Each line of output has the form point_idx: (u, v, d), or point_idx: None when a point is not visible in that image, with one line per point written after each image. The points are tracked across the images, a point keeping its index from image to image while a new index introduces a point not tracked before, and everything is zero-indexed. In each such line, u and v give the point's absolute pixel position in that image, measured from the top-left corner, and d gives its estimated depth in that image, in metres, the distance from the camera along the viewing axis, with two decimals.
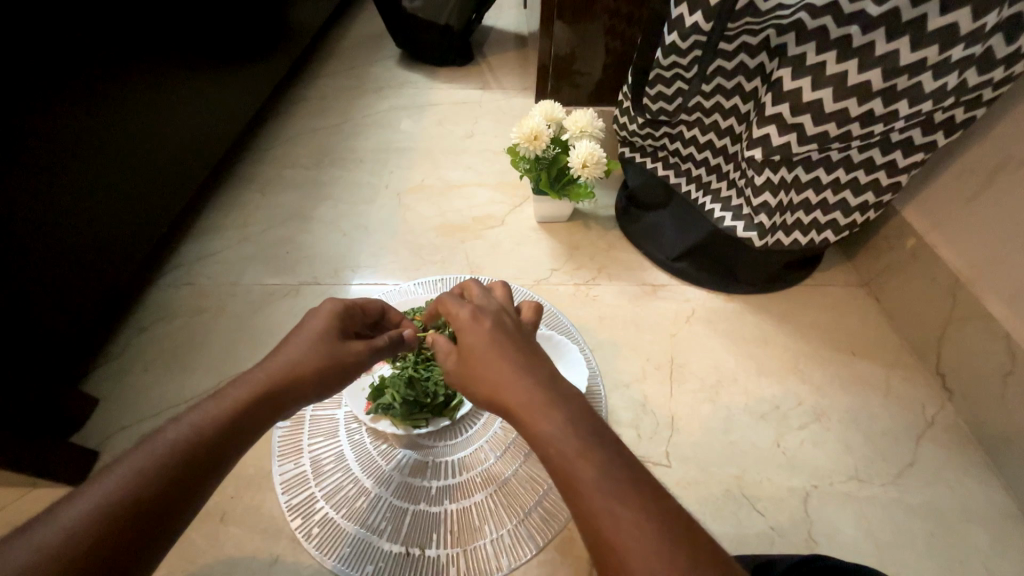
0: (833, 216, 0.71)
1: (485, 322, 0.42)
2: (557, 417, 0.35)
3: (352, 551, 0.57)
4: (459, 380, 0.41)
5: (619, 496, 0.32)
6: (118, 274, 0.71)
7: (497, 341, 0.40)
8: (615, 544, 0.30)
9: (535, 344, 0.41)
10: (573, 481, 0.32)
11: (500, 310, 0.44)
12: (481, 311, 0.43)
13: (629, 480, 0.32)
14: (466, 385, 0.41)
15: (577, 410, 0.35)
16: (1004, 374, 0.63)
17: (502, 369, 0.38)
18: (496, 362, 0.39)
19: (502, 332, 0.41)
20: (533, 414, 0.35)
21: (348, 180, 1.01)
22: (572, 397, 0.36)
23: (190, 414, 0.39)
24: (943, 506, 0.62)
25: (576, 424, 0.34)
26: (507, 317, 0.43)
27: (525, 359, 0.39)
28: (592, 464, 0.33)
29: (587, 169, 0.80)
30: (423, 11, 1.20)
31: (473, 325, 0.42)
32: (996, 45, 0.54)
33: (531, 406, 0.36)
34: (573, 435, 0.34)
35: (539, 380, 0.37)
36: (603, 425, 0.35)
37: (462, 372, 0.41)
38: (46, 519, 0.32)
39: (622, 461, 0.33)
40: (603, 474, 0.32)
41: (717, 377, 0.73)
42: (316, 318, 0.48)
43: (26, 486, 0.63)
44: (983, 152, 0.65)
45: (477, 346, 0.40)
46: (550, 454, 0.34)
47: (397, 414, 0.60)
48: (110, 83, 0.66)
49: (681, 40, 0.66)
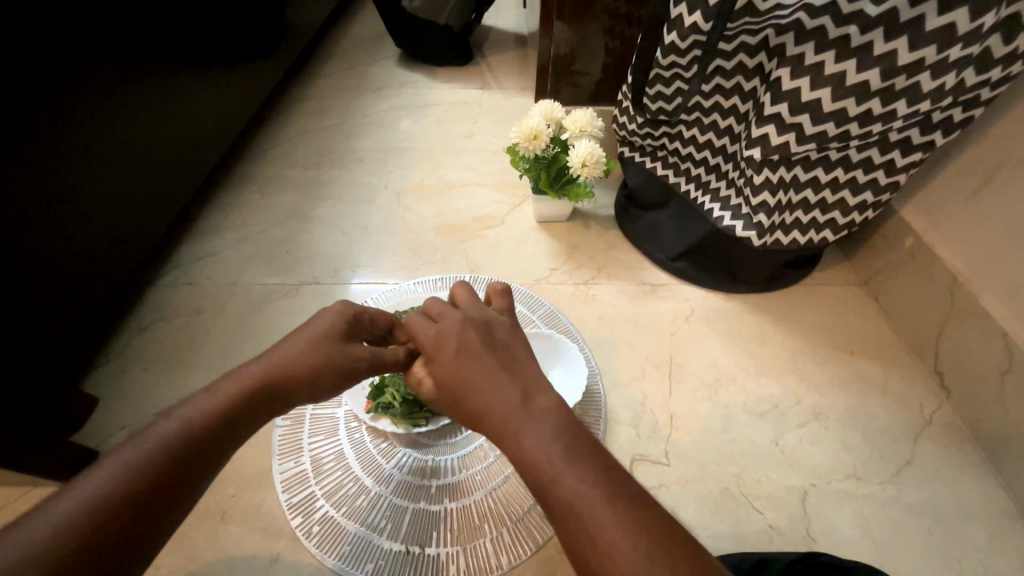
0: (832, 216, 0.71)
1: (449, 342, 0.41)
2: (531, 433, 0.35)
3: (353, 550, 0.57)
4: (442, 399, 0.42)
5: (599, 509, 0.32)
6: (119, 275, 0.71)
7: (466, 360, 0.40)
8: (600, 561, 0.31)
9: (505, 352, 0.41)
10: (552, 498, 0.33)
11: (465, 324, 0.43)
12: (445, 333, 0.42)
13: (604, 484, 0.33)
14: (450, 407, 0.41)
15: (549, 418, 0.36)
16: (1002, 372, 0.63)
17: (477, 390, 0.38)
18: (471, 383, 0.39)
19: (469, 350, 0.40)
20: (509, 435, 0.36)
21: (348, 179, 1.02)
22: (546, 408, 0.37)
23: (182, 409, 0.39)
24: (941, 505, 0.62)
25: (548, 438, 0.35)
26: (472, 332, 0.42)
27: (494, 373, 0.39)
28: (566, 480, 0.33)
29: (587, 168, 0.80)
30: (423, 11, 1.21)
31: (439, 349, 0.41)
32: (994, 45, 0.55)
33: (507, 424, 0.36)
34: (547, 448, 0.34)
35: (511, 395, 0.37)
36: (580, 431, 0.36)
37: (445, 396, 0.41)
38: (36, 515, 0.32)
39: (597, 467, 0.34)
40: (578, 488, 0.32)
41: (716, 376, 0.73)
42: (322, 319, 0.49)
43: (26, 485, 0.63)
44: (982, 152, 0.65)
45: (449, 373, 0.40)
46: (528, 471, 0.34)
47: (396, 413, 0.61)
48: (110, 83, 0.66)
49: (680, 39, 0.67)
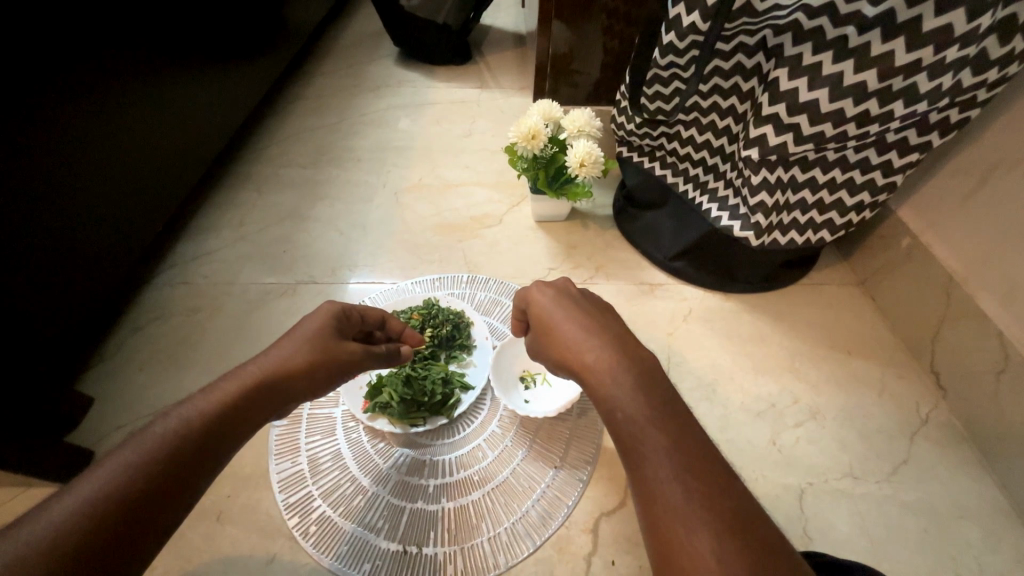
0: (830, 215, 0.71)
1: (548, 290, 0.48)
2: (626, 379, 0.38)
3: (350, 550, 0.57)
4: (537, 346, 0.47)
5: (684, 468, 0.33)
6: (113, 275, 0.71)
7: (564, 307, 0.46)
8: (675, 526, 0.31)
9: (600, 312, 0.46)
10: (640, 446, 0.35)
11: (566, 284, 0.49)
12: (547, 283, 0.49)
13: (696, 454, 0.34)
14: (542, 350, 0.47)
15: (643, 373, 0.39)
16: (998, 372, 0.63)
17: (573, 333, 0.43)
18: (567, 328, 0.44)
19: (566, 302, 0.46)
20: (604, 375, 0.39)
21: (347, 178, 1.01)
22: (639, 362, 0.40)
23: (179, 408, 0.40)
24: (937, 504, 0.62)
25: (642, 388, 0.37)
26: (573, 289, 0.49)
27: (591, 325, 0.43)
28: (660, 432, 0.35)
29: (585, 168, 0.80)
30: (421, 10, 1.21)
31: (539, 296, 0.48)
32: (990, 47, 0.55)
33: (602, 369, 0.39)
34: (641, 397, 0.37)
35: (608, 344, 0.41)
36: (673, 397, 0.38)
37: (538, 341, 0.47)
38: (36, 515, 0.32)
39: (687, 432, 0.35)
40: (669, 443, 0.34)
41: (714, 376, 0.73)
42: (315, 317, 0.50)
43: (21, 486, 0.63)
44: (977, 153, 0.65)
45: (546, 316, 0.46)
46: (617, 412, 0.37)
47: (395, 413, 0.62)
48: (107, 83, 0.66)
49: (679, 40, 0.66)
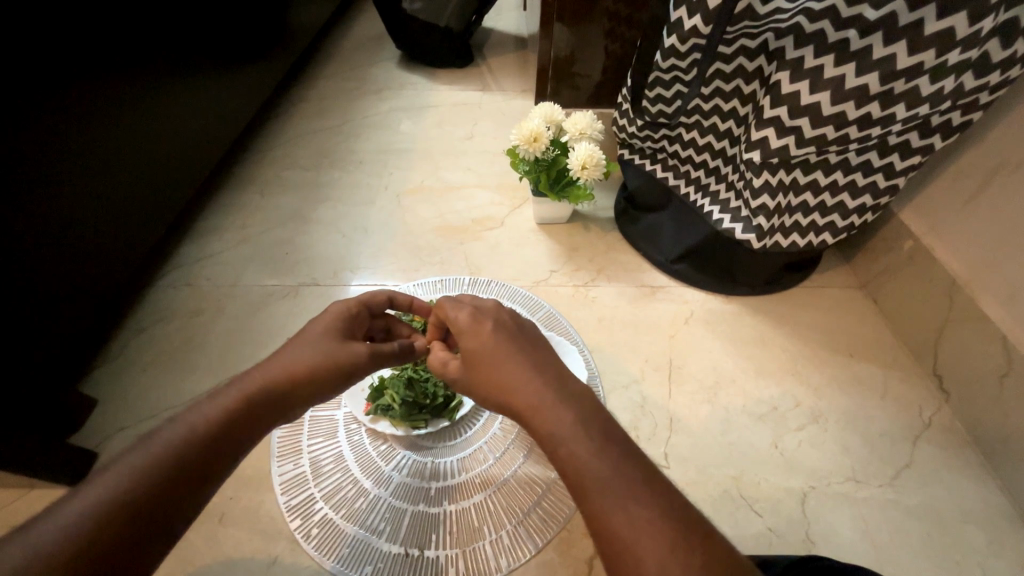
0: (832, 218, 0.72)
1: (485, 322, 0.44)
2: (568, 414, 0.37)
3: (352, 552, 0.57)
4: (468, 383, 0.44)
5: (636, 497, 0.33)
6: (115, 277, 0.71)
7: (502, 338, 0.43)
8: (629, 560, 0.31)
9: (536, 337, 0.44)
10: (587, 484, 0.34)
11: (498, 307, 0.46)
12: (481, 311, 0.45)
13: (644, 478, 0.34)
14: (473, 386, 0.43)
15: (590, 407, 0.37)
16: (1001, 375, 0.63)
17: (513, 367, 0.40)
18: (503, 364, 0.41)
19: (504, 328, 0.43)
20: (545, 411, 0.37)
21: (348, 180, 1.02)
22: (581, 392, 0.39)
23: (186, 414, 0.40)
24: (941, 508, 0.62)
25: (585, 422, 0.36)
26: (506, 314, 0.46)
27: (529, 357, 0.41)
28: (604, 460, 0.34)
29: (586, 170, 0.80)
30: (423, 13, 1.21)
31: (475, 327, 0.44)
32: (992, 49, 0.55)
33: (543, 404, 0.38)
34: (584, 430, 0.36)
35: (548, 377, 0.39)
36: (614, 423, 0.37)
37: (469, 377, 0.43)
38: (46, 518, 0.32)
39: (636, 461, 0.35)
40: (615, 473, 0.34)
41: (716, 378, 0.73)
42: (321, 321, 0.49)
43: (24, 487, 0.63)
44: (980, 155, 0.65)
45: (483, 348, 0.42)
46: (561, 453, 0.35)
47: (396, 415, 0.62)
48: (109, 88, 0.67)
49: (680, 43, 0.67)
